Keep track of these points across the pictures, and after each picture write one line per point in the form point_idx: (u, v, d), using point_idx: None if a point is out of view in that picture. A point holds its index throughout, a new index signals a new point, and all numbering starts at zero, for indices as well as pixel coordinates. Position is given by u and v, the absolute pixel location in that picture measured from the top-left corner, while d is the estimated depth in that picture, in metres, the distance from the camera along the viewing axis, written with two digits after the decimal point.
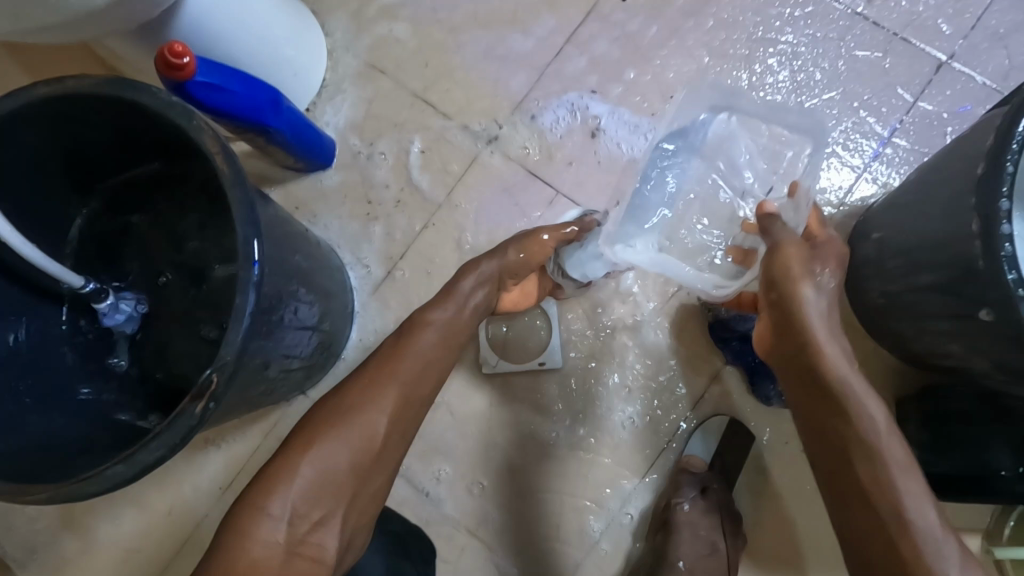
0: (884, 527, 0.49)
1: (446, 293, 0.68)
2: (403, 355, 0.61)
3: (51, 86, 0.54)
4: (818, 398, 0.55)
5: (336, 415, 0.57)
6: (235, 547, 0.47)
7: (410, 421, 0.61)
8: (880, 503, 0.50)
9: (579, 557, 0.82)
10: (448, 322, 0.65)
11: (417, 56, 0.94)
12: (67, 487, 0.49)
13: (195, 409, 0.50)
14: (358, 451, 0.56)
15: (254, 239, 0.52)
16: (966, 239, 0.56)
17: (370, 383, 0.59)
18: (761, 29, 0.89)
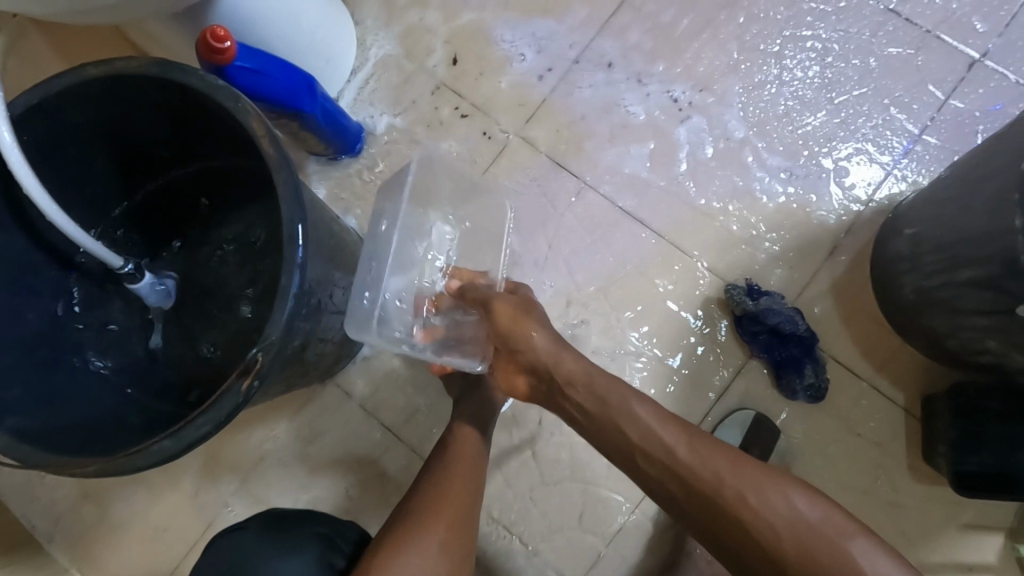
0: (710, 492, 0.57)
1: (463, 409, 0.77)
2: (451, 458, 0.70)
3: (100, 68, 0.55)
4: (577, 400, 0.65)
5: (403, 527, 0.62)
6: None
7: (473, 514, 0.66)
8: (655, 455, 0.61)
9: (602, 546, 0.83)
10: (479, 426, 0.74)
11: (446, 45, 0.94)
12: (116, 461, 0.50)
13: (240, 387, 0.51)
14: (430, 543, 0.61)
15: (300, 222, 0.53)
16: (1007, 235, 0.57)
17: (428, 488, 0.66)
18: (793, 24, 0.89)
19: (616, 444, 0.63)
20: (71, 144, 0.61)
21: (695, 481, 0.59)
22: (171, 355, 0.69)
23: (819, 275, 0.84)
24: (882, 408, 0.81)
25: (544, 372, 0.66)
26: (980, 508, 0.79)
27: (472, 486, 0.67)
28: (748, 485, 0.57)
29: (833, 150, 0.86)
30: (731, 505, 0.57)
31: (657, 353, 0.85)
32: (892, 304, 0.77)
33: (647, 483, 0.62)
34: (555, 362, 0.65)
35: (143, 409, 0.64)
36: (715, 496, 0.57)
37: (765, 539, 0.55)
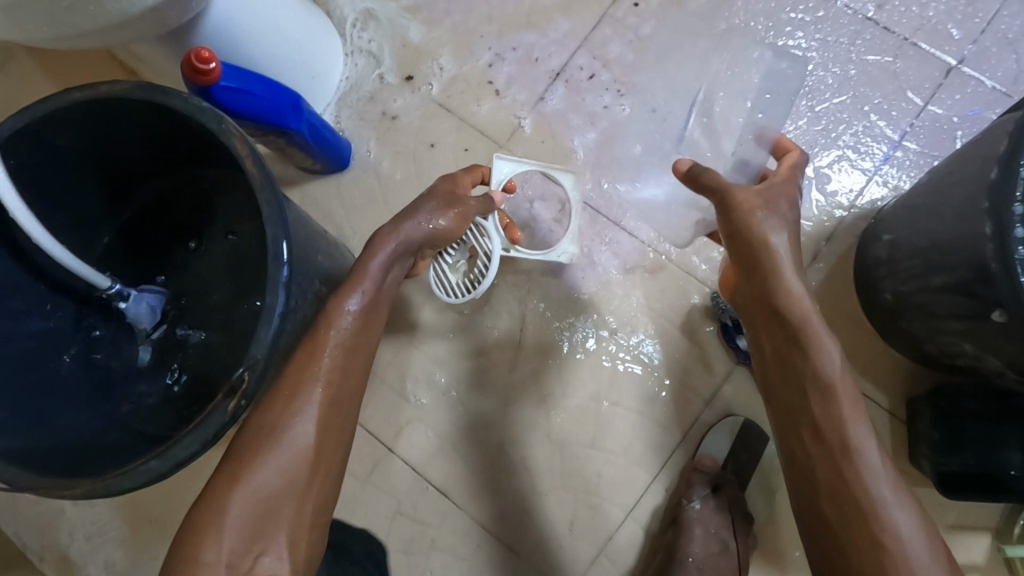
0: (845, 478, 0.55)
1: (355, 275, 0.60)
2: (323, 346, 0.58)
3: (84, 91, 0.56)
4: (778, 322, 0.61)
5: (259, 441, 0.54)
6: (190, 549, 0.49)
7: (342, 430, 0.58)
8: (830, 434, 0.57)
9: (594, 554, 0.83)
10: (364, 307, 0.60)
11: (432, 58, 0.96)
12: (102, 482, 0.51)
13: (226, 404, 0.51)
14: (293, 465, 0.54)
15: (283, 240, 0.53)
16: (978, 242, 0.58)
17: (288, 390, 0.55)
18: (772, 33, 0.90)
19: (796, 385, 0.60)
20: (56, 164, 0.62)
21: (857, 488, 0.54)
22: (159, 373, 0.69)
23: (803, 280, 0.85)
24: (868, 411, 0.81)
25: (768, 283, 0.61)
26: (964, 510, 0.79)
27: (348, 391, 0.58)
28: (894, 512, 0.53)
29: (814, 158, 0.87)
30: (874, 529, 0.53)
31: (645, 360, 0.86)
32: (874, 308, 0.78)
33: (798, 449, 0.59)
34: (786, 282, 0.60)
35: (127, 431, 0.64)
36: (870, 517, 0.53)
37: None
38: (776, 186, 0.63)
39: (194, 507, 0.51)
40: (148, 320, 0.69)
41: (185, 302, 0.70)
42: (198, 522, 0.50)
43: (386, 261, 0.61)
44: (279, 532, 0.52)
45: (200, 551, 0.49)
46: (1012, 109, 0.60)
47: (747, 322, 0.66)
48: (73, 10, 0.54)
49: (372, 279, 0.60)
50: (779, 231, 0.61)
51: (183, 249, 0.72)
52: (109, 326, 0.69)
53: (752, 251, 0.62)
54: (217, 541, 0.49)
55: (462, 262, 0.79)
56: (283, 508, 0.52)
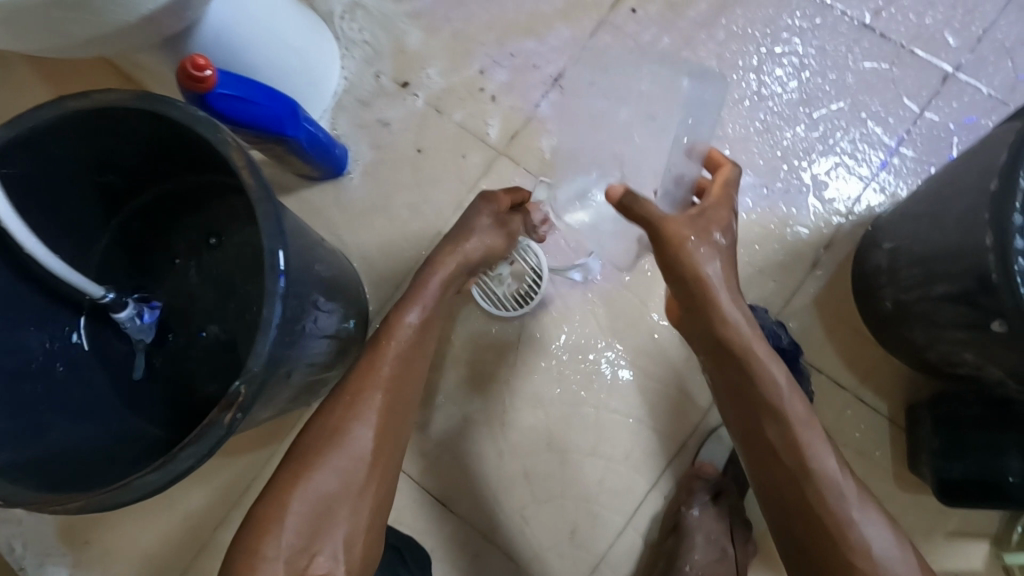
0: (808, 496, 0.57)
1: (415, 290, 0.66)
2: (382, 357, 0.61)
3: (77, 100, 0.55)
4: (722, 349, 0.62)
5: (320, 443, 0.56)
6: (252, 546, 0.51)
7: (400, 435, 0.61)
8: (787, 458, 0.59)
9: (593, 562, 0.83)
10: (422, 321, 0.65)
11: (430, 64, 0.95)
12: (100, 496, 0.50)
13: (223, 419, 0.50)
14: (350, 469, 0.56)
15: (281, 250, 0.53)
16: (978, 252, 0.58)
17: (349, 396, 0.59)
18: (770, 40, 0.90)
19: (748, 411, 0.61)
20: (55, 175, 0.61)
21: (821, 509, 0.56)
22: (155, 383, 0.69)
23: (801, 288, 0.85)
24: (866, 418, 0.81)
25: (708, 313, 0.62)
26: (963, 516, 0.80)
27: (402, 402, 0.61)
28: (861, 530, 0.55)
29: (811, 164, 0.87)
30: (842, 548, 0.55)
31: (644, 368, 0.86)
32: (873, 316, 0.78)
33: (760, 472, 0.61)
34: (721, 310, 0.61)
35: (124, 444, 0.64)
36: (836, 531, 0.55)
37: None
38: (705, 211, 0.63)
39: (258, 504, 0.54)
40: (146, 332, 0.68)
41: (180, 311, 0.69)
42: (262, 518, 0.53)
43: (442, 278, 0.67)
44: (336, 534, 0.54)
45: (262, 546, 0.51)
46: (1011, 119, 0.60)
47: (697, 346, 0.66)
48: (68, 19, 0.54)
49: (428, 296, 0.66)
50: (711, 260, 0.61)
51: (178, 257, 0.71)
52: (105, 337, 0.68)
53: (685, 282, 0.62)
54: (278, 538, 0.52)
55: (508, 276, 0.86)
56: (344, 509, 0.55)
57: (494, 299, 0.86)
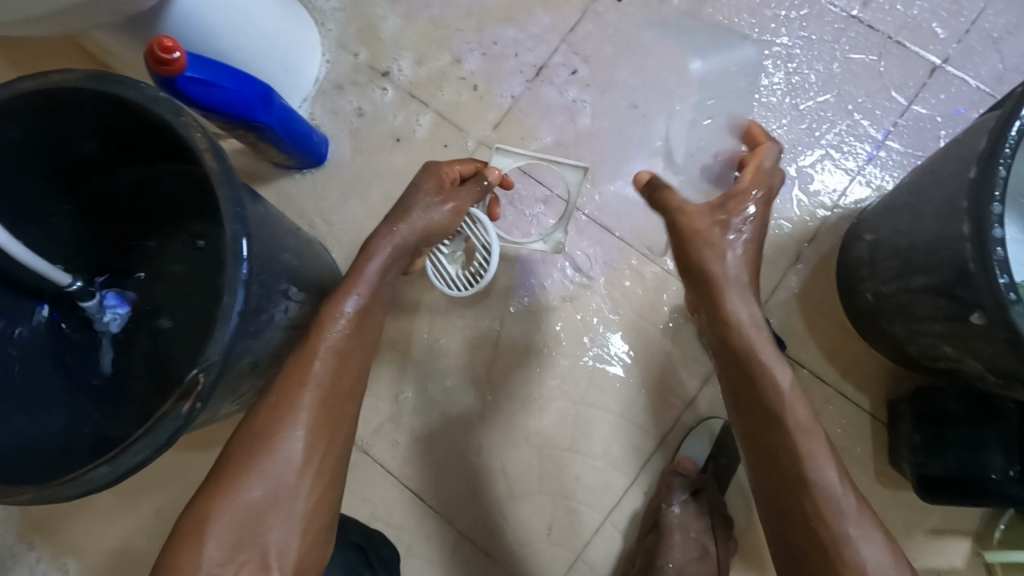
0: (806, 510, 0.53)
1: (353, 275, 0.61)
2: (313, 352, 0.57)
3: (37, 80, 0.54)
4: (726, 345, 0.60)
5: (252, 440, 0.54)
6: (176, 556, 0.49)
7: (340, 431, 0.57)
8: (789, 467, 0.54)
9: (572, 559, 0.81)
10: (360, 310, 0.60)
11: (411, 53, 0.94)
12: (51, 489, 0.49)
13: (178, 407, 0.49)
14: (280, 475, 0.53)
15: (243, 237, 0.51)
16: (957, 243, 0.57)
17: (278, 396, 0.55)
18: (757, 30, 0.89)
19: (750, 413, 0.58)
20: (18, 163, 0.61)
21: (819, 526, 0.52)
22: (121, 374, 0.67)
23: (784, 282, 0.83)
24: (848, 414, 0.80)
25: (713, 303, 0.60)
26: (946, 513, 0.79)
27: (339, 399, 0.57)
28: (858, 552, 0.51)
29: (797, 157, 0.86)
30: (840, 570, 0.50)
31: (624, 362, 0.84)
32: (856, 310, 0.77)
33: (760, 484, 0.57)
34: (728, 304, 0.59)
35: (81, 438, 0.62)
36: (833, 551, 0.51)
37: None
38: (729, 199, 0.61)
39: (190, 505, 0.52)
40: (113, 322, 0.68)
41: (151, 303, 0.69)
42: (192, 519, 0.51)
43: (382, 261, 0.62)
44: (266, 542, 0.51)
45: (188, 549, 0.49)
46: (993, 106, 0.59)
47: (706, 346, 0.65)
48: None
49: (367, 282, 0.61)
50: (723, 249, 0.60)
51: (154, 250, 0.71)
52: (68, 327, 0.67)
53: (697, 271, 0.61)
54: (200, 549, 0.49)
55: (459, 253, 0.76)
56: (278, 511, 0.52)
57: (444, 277, 0.76)
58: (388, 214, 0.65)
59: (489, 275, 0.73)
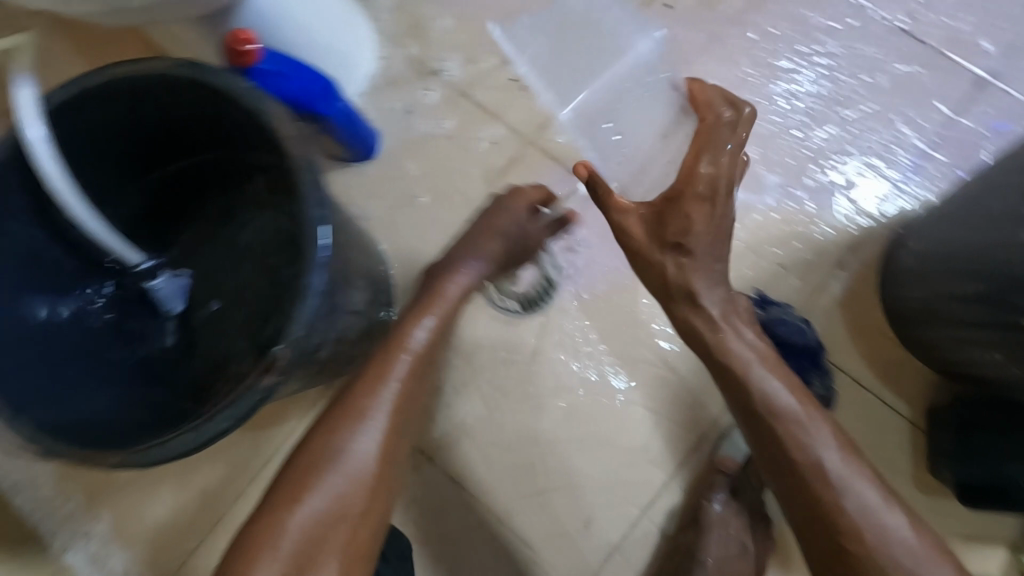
0: (812, 500, 0.55)
1: (426, 302, 0.70)
2: (386, 368, 0.64)
3: (129, 67, 0.57)
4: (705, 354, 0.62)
5: (325, 444, 0.59)
6: (251, 545, 0.53)
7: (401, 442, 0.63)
8: (788, 462, 0.57)
9: (609, 552, 0.82)
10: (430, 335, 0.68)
11: (463, 54, 0.96)
12: (133, 453, 0.52)
13: (259, 382, 0.51)
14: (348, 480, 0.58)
15: (321, 222, 0.53)
16: (1010, 250, 0.58)
17: (352, 406, 0.61)
18: (803, 40, 0.91)
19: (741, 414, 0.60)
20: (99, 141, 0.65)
21: (828, 514, 0.54)
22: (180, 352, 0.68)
23: (826, 287, 0.84)
24: (885, 419, 0.81)
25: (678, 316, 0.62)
26: (985, 521, 0.79)
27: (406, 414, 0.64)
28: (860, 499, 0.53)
29: (840, 164, 0.88)
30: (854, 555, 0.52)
31: (665, 360, 0.86)
32: (899, 315, 0.78)
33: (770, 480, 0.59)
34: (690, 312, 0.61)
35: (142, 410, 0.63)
36: (840, 535, 0.53)
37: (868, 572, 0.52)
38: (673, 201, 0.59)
39: (262, 504, 0.56)
40: (174, 301, 0.69)
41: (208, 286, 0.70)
42: (265, 516, 0.55)
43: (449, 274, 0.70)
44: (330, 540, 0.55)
45: (264, 540, 0.53)
46: None
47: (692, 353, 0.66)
48: None
49: (437, 308, 0.70)
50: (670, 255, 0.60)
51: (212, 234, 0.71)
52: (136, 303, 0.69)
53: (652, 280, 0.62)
54: (273, 542, 0.53)
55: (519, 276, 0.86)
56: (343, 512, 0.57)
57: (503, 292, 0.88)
58: (462, 241, 0.76)
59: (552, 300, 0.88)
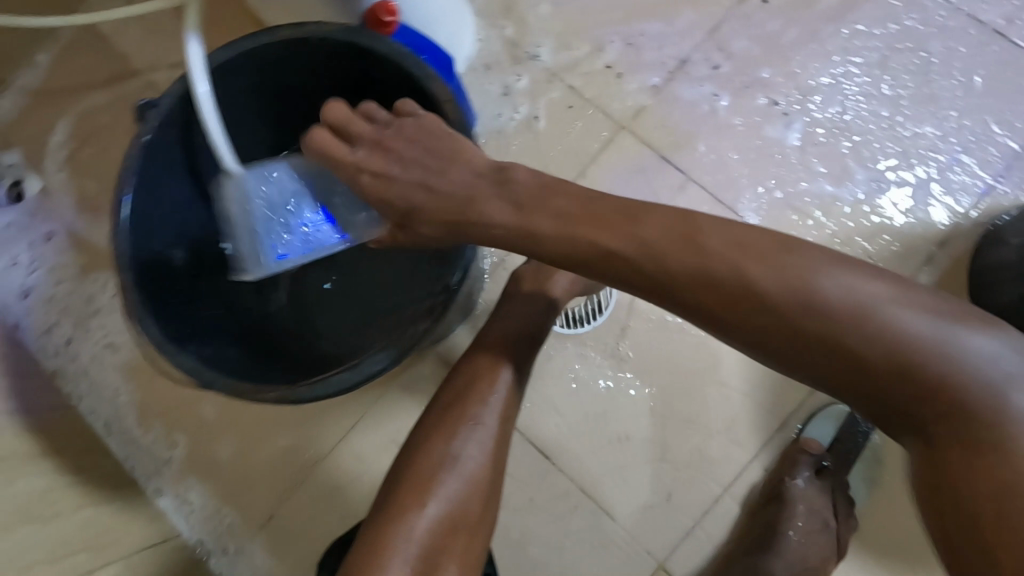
0: (967, 443, 0.47)
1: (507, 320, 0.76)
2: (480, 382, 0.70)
3: (291, 29, 0.60)
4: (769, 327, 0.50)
5: (432, 450, 0.66)
6: (378, 544, 0.60)
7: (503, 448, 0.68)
8: (926, 413, 0.48)
9: (690, 524, 0.85)
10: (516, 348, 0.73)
11: (558, 39, 0.99)
12: (297, 389, 0.56)
13: (420, 328, 0.56)
14: (459, 483, 0.64)
15: None
16: None
17: (454, 417, 0.68)
18: (898, 39, 0.92)
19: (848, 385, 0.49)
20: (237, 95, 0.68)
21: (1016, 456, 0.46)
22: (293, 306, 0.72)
23: (914, 280, 0.86)
24: None
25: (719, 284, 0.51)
26: None
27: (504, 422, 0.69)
28: (902, 337, 0.48)
29: (931, 161, 0.89)
30: None
31: None
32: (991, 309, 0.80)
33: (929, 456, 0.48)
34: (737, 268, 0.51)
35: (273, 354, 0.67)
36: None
37: (959, 430, 0.47)
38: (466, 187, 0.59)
39: (383, 507, 0.63)
40: (292, 258, 0.71)
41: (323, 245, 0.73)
42: (386, 519, 0.62)
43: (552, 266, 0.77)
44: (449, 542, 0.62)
45: (389, 541, 0.60)
46: None
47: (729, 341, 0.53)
48: None
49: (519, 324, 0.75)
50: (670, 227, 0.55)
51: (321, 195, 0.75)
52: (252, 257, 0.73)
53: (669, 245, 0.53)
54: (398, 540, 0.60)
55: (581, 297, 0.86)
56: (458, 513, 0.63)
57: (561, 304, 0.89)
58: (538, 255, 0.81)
59: (597, 324, 0.89)
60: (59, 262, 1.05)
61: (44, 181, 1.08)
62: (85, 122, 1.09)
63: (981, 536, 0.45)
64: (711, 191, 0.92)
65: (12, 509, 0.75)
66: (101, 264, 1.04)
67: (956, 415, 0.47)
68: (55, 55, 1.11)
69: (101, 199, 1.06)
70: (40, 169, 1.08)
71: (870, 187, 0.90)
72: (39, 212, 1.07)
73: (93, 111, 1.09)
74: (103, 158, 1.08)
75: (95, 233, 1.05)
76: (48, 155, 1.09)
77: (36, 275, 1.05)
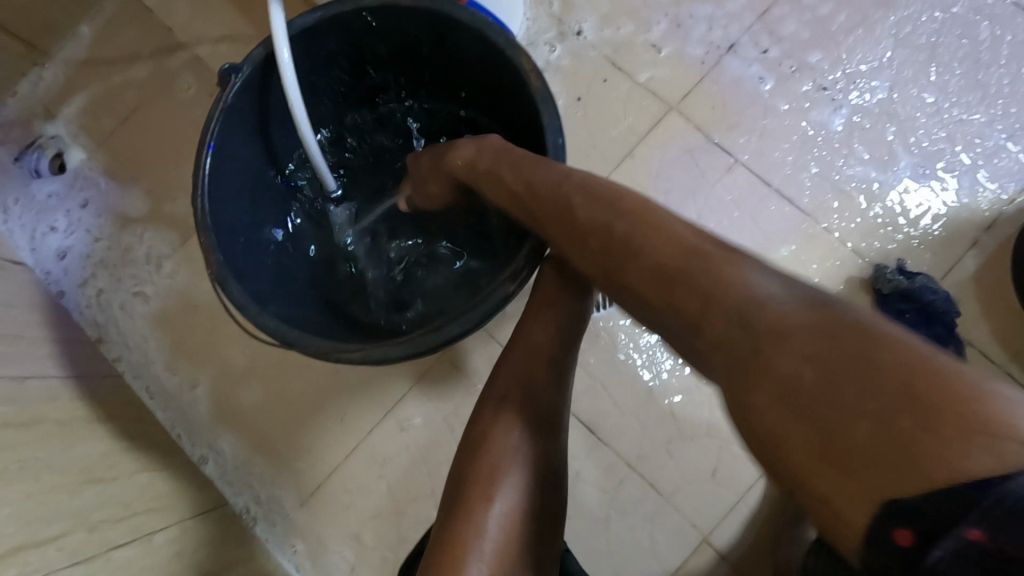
0: (865, 421, 0.34)
1: (529, 316, 0.68)
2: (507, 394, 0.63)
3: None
4: (653, 274, 0.48)
5: (467, 479, 0.59)
6: None
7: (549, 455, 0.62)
8: (805, 391, 0.36)
9: (733, 500, 0.87)
10: (545, 344, 0.66)
11: (607, 20, 1.00)
12: (374, 350, 0.56)
13: (501, 294, 0.57)
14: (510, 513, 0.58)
15: (560, 140, 0.60)
16: None
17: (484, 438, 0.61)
18: (949, 25, 0.93)
19: (737, 354, 0.41)
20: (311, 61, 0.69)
21: (852, 420, 0.34)
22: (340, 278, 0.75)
23: (959, 265, 0.87)
24: None
25: (624, 237, 0.50)
26: None
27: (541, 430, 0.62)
28: (741, 295, 0.42)
29: (977, 147, 0.91)
30: (923, 457, 0.31)
31: None
32: None
33: (784, 437, 0.37)
34: (636, 221, 0.51)
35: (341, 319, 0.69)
36: (902, 443, 0.32)
37: (795, 367, 0.37)
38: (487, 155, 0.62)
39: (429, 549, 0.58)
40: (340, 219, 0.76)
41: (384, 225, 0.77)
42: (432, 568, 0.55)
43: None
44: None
45: None
46: None
47: (635, 295, 0.50)
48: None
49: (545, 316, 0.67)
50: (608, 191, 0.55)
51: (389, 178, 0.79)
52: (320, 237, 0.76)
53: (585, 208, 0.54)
54: None
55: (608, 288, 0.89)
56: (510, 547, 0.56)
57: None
58: None
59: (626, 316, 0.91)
60: (104, 234, 1.05)
61: (89, 154, 1.08)
62: (129, 94, 1.09)
63: (797, 479, 0.36)
64: (758, 174, 0.93)
65: (74, 471, 0.75)
66: (146, 237, 1.05)
67: (751, 363, 0.40)
68: (98, 27, 1.11)
69: (145, 172, 1.06)
70: (85, 141, 1.09)
71: (915, 172, 0.91)
72: (84, 184, 1.07)
73: (137, 84, 1.09)
74: (148, 130, 1.08)
75: (139, 206, 1.06)
76: (92, 127, 1.09)
77: (82, 246, 1.05)
